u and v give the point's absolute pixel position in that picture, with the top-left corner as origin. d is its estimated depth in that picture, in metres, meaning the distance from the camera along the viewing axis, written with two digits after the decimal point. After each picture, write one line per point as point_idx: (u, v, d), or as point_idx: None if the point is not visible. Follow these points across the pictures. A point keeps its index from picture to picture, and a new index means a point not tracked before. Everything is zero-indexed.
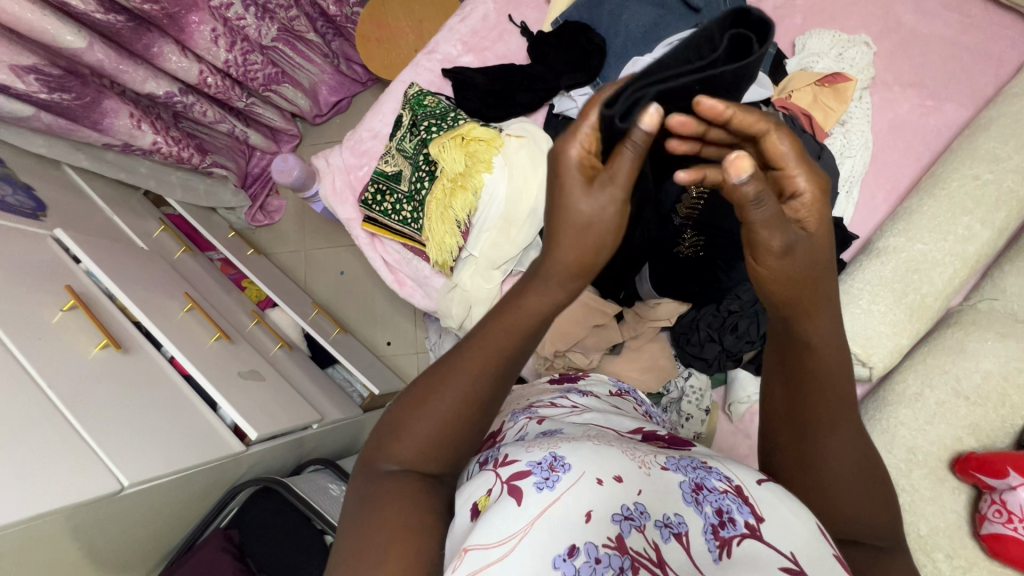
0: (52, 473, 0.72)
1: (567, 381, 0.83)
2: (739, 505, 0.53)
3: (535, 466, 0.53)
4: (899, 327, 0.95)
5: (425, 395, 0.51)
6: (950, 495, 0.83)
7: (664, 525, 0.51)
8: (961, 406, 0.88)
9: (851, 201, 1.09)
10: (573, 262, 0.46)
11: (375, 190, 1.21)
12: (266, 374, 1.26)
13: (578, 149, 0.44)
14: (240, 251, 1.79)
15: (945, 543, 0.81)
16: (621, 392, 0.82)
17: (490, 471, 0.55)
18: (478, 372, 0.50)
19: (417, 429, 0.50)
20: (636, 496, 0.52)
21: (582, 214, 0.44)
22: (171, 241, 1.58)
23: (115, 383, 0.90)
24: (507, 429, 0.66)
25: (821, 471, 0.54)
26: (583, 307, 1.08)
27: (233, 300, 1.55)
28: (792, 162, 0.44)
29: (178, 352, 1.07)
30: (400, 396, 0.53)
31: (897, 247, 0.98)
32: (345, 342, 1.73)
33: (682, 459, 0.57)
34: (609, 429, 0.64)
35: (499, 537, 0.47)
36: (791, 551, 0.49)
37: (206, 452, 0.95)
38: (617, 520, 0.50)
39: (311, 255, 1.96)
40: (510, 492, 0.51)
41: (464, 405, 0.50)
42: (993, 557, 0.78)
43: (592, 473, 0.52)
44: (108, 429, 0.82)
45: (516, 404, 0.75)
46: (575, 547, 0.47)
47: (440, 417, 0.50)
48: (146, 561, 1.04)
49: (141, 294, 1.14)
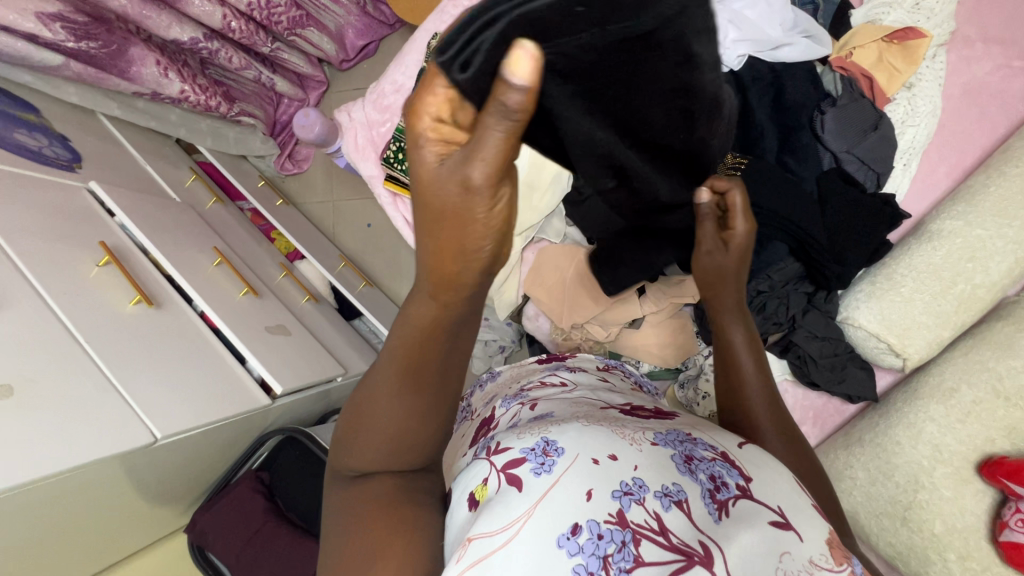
0: (92, 423, 0.78)
1: (553, 360, 0.84)
2: (729, 469, 0.57)
3: (530, 453, 0.56)
4: (944, 318, 0.89)
5: (363, 416, 0.48)
6: (972, 497, 0.80)
7: (664, 496, 0.52)
8: (998, 407, 0.83)
9: (907, 175, 0.99)
10: (438, 265, 0.39)
11: (398, 147, 1.19)
12: (293, 328, 1.31)
13: (428, 117, 0.35)
14: (269, 201, 1.81)
15: (961, 544, 0.79)
16: (609, 366, 0.84)
17: (482, 460, 0.58)
18: (396, 392, 0.46)
19: (366, 446, 0.48)
20: (632, 472, 0.54)
21: (441, 200, 0.36)
22: (203, 191, 1.61)
23: (149, 340, 0.95)
24: (500, 413, 0.71)
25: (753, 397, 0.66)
26: (604, 281, 1.04)
27: (261, 252, 1.59)
28: (738, 214, 0.72)
29: (207, 308, 1.11)
30: (341, 416, 0.51)
31: (953, 230, 0.90)
32: (372, 296, 1.77)
33: (669, 434, 0.60)
34: (597, 406, 0.67)
35: (501, 525, 0.50)
36: (778, 506, 0.55)
37: (235, 406, 1.00)
38: (617, 497, 0.52)
39: (339, 206, 1.96)
40: (508, 480, 0.54)
41: (399, 425, 0.47)
42: (1007, 563, 0.75)
43: (587, 455, 0.54)
44: (142, 385, 0.87)
45: (507, 386, 0.78)
46: (578, 525, 0.50)
47: (378, 439, 0.47)
48: (189, 495, 1.15)
49: (171, 249, 1.17)
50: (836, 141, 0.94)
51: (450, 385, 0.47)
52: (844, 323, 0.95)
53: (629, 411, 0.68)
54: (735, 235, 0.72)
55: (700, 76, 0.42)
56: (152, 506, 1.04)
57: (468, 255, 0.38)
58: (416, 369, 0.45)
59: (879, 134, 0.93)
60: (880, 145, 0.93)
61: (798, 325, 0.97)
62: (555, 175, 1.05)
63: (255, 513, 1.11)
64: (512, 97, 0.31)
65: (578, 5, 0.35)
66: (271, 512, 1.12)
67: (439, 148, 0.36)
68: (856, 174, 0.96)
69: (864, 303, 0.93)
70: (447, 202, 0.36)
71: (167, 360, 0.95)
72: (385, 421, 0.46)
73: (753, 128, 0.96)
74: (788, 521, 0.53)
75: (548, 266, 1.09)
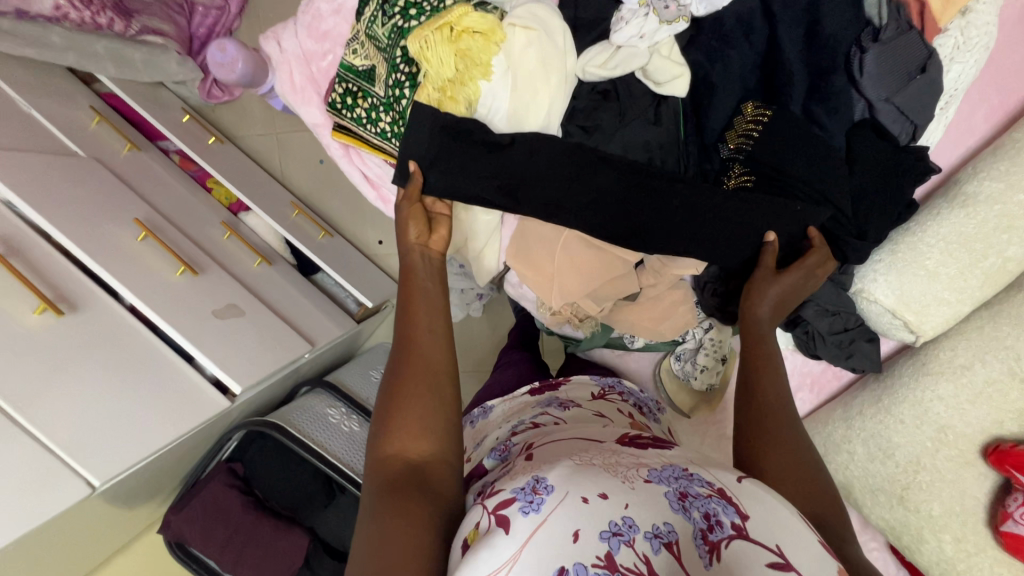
0: (16, 490, 0.73)
1: (546, 390, 0.90)
2: (724, 506, 0.53)
3: (519, 491, 0.52)
4: (966, 293, 0.82)
5: (401, 395, 0.64)
6: (974, 481, 0.81)
7: (654, 536, 0.49)
8: (1013, 389, 0.79)
9: (944, 122, 0.86)
10: (421, 241, 0.77)
11: (342, 91, 0.90)
12: (247, 306, 1.15)
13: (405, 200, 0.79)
14: (198, 140, 1.47)
15: (957, 526, 0.82)
16: (603, 391, 0.90)
17: (477, 505, 0.55)
18: (423, 347, 0.69)
19: (411, 416, 0.63)
20: (622, 510, 0.50)
21: (414, 220, 0.78)
22: (110, 135, 1.31)
23: (63, 360, 0.83)
24: (486, 461, 0.71)
25: (787, 448, 0.64)
26: (600, 256, 0.90)
27: (198, 208, 1.37)
28: (805, 266, 0.78)
29: (138, 300, 0.96)
30: (382, 414, 0.65)
31: (992, 194, 0.80)
32: (334, 247, 1.57)
33: (664, 470, 0.57)
34: (591, 441, 0.64)
35: (487, 570, 0.47)
36: (777, 545, 0.50)
37: (189, 417, 0.93)
38: (605, 538, 0.48)
39: (283, 139, 1.68)
40: (498, 522, 0.50)
41: (431, 378, 0.66)
42: (1003, 548, 0.78)
43: (576, 492, 0.51)
44: (62, 422, 0.80)
45: (497, 426, 0.82)
46: (565, 568, 0.46)
47: (419, 405, 0.64)
48: (158, 492, 1.07)
49: (79, 231, 0.98)
50: (875, 87, 0.79)
51: (433, 350, 0.68)
52: (857, 296, 0.87)
53: (626, 442, 0.65)
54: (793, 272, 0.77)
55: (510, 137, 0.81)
56: (121, 509, 0.99)
57: (415, 253, 0.76)
58: (426, 326, 0.70)
59: (925, 79, 0.78)
60: (924, 92, 0.79)
61: (807, 299, 0.87)
62: (542, 125, 0.82)
63: (233, 507, 1.06)
64: (416, 179, 0.79)
65: (417, 131, 0.80)
66: (250, 505, 1.08)
67: (408, 202, 0.79)
68: (890, 126, 0.82)
69: (883, 275, 0.84)
70: (404, 232, 0.78)
71: (96, 384, 0.85)
72: (396, 391, 0.65)
73: (779, 71, 0.81)
74: (788, 561, 0.49)
75: (532, 238, 0.92)
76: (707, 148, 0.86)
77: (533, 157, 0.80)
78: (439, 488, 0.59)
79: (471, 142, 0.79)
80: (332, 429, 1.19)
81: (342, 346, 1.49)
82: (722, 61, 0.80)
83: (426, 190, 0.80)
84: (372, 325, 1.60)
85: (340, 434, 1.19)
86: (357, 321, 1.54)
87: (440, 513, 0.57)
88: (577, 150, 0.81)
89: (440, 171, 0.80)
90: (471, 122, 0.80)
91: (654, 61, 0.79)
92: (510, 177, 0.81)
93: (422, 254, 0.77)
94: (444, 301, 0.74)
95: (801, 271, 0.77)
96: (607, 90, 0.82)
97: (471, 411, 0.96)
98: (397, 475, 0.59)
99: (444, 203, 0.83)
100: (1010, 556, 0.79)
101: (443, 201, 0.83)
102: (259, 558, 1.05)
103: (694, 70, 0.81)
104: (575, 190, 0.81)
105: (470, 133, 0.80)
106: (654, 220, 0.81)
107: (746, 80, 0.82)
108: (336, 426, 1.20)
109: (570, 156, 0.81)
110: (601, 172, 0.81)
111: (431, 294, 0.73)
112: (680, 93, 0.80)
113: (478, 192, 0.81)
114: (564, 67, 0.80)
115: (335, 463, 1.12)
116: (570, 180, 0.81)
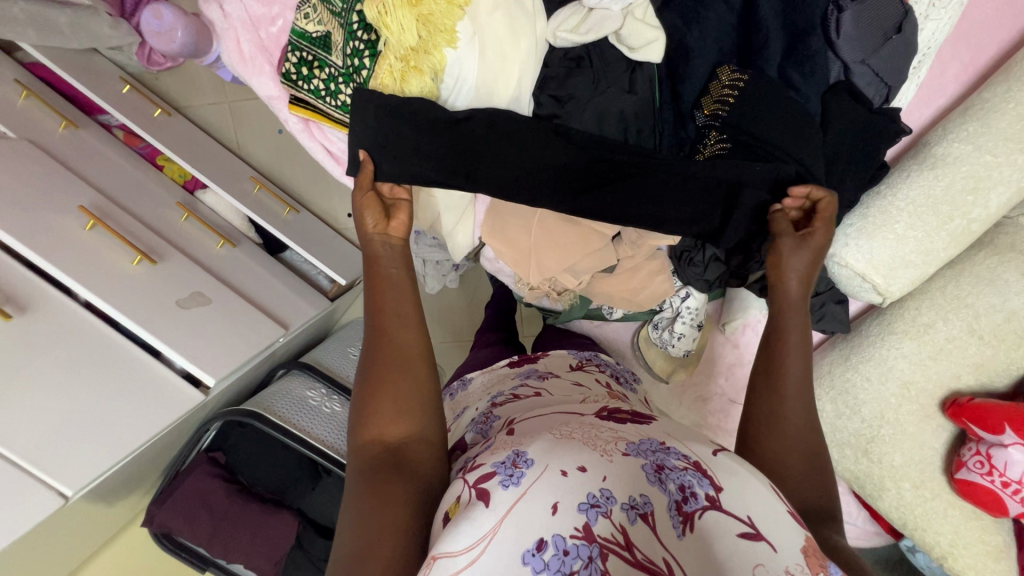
0: None
1: (525, 364, 0.90)
2: (699, 478, 0.51)
3: (500, 465, 0.52)
4: (932, 254, 0.84)
5: (374, 383, 0.63)
6: (933, 432, 0.87)
7: (630, 507, 0.47)
8: (971, 345, 0.84)
9: (917, 83, 0.86)
10: (379, 223, 0.72)
11: (297, 60, 0.81)
12: (214, 293, 1.11)
13: (360, 190, 0.75)
14: (143, 113, 1.36)
15: (916, 475, 0.88)
16: (582, 363, 0.90)
17: (460, 479, 0.54)
18: (393, 331, 0.65)
19: (385, 402, 0.61)
20: (601, 483, 0.49)
21: (370, 204, 0.73)
22: (42, 113, 1.18)
23: (15, 368, 0.80)
24: (468, 434, 0.70)
25: (783, 432, 0.64)
26: (576, 230, 0.89)
27: (151, 188, 1.29)
28: (824, 220, 0.73)
29: (93, 295, 0.92)
30: (357, 404, 0.63)
31: (960, 155, 0.81)
32: (301, 223, 1.51)
33: (641, 443, 0.55)
34: (573, 412, 0.63)
35: (467, 543, 0.46)
36: (748, 515, 0.48)
37: (165, 414, 0.91)
38: (583, 509, 0.47)
39: (236, 108, 1.56)
40: (477, 496, 0.49)
41: (403, 362, 0.64)
42: (955, 492, 0.85)
43: (557, 465, 0.50)
44: (21, 433, 0.77)
45: (477, 398, 0.82)
46: (543, 539, 0.45)
47: (393, 390, 0.62)
48: (138, 485, 1.06)
49: (19, 224, 0.91)
50: (850, 49, 0.77)
51: (404, 336, 0.65)
52: (829, 260, 0.87)
53: (605, 415, 0.62)
54: (815, 231, 0.73)
55: (467, 116, 0.77)
56: (100, 508, 0.96)
57: (375, 242, 0.71)
58: (394, 309, 0.67)
59: (899, 40, 0.76)
60: (899, 53, 0.77)
61: None
62: (512, 95, 0.79)
63: (217, 496, 1.07)
64: (367, 168, 0.77)
65: (367, 108, 0.76)
66: (235, 492, 1.09)
67: (364, 189, 0.75)
68: (865, 89, 0.81)
69: (855, 239, 0.85)
70: (361, 222, 0.72)
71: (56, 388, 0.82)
72: (370, 381, 0.63)
73: (755, 33, 0.78)
74: (759, 531, 0.47)
75: (508, 215, 0.90)
76: (683, 115, 0.83)
77: (491, 130, 0.77)
78: (420, 470, 0.58)
79: (425, 121, 0.75)
80: (314, 412, 1.18)
81: (318, 325, 1.47)
82: (698, 23, 0.77)
83: (378, 177, 0.78)
84: (346, 302, 1.56)
85: (320, 415, 1.18)
86: (330, 298, 1.50)
87: (422, 493, 0.57)
88: (543, 126, 0.78)
89: (389, 158, 0.77)
90: (420, 103, 0.75)
91: (628, 25, 0.75)
92: (461, 156, 0.78)
93: (383, 242, 0.71)
94: (413, 283, 0.70)
95: (823, 228, 0.73)
96: (580, 56, 0.78)
97: (450, 385, 0.96)
98: (377, 461, 0.59)
99: (402, 188, 0.77)
100: (960, 498, 0.86)
101: (401, 185, 0.78)
102: (250, 543, 1.05)
103: (669, 34, 0.78)
104: (537, 159, 0.78)
105: (411, 115, 0.75)
106: (622, 191, 0.78)
107: (723, 42, 0.79)
108: (318, 409, 1.19)
109: (534, 132, 0.77)
110: (568, 148, 0.78)
111: (397, 280, 0.69)
112: (656, 58, 0.77)
113: (432, 172, 0.78)
114: (534, 31, 0.76)
115: (315, 445, 1.10)
116: (534, 156, 0.78)
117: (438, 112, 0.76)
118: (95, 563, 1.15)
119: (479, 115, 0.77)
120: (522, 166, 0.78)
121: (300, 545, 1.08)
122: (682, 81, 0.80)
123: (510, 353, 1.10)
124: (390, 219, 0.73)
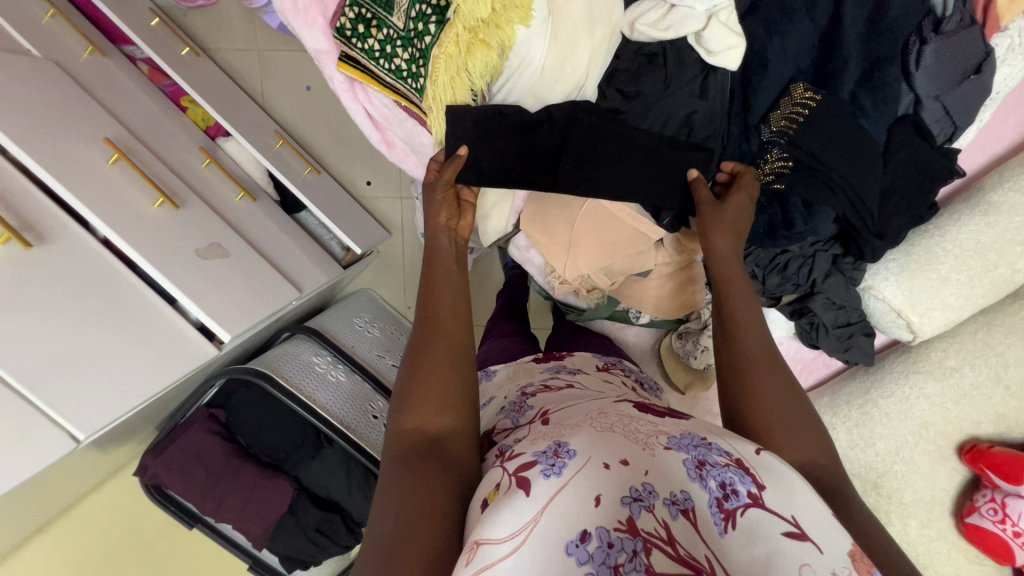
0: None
1: (550, 360, 0.88)
2: (742, 475, 0.49)
3: (540, 455, 0.50)
4: (971, 300, 0.84)
5: (420, 372, 0.62)
6: (946, 474, 0.89)
7: (671, 503, 0.46)
8: (996, 393, 0.85)
9: (979, 126, 0.85)
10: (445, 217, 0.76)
11: (357, 17, 0.77)
12: (232, 248, 1.07)
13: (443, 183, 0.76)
14: (172, 50, 1.30)
15: (924, 513, 0.90)
16: (608, 366, 0.89)
17: (497, 466, 0.53)
18: (445, 326, 0.66)
19: (431, 390, 0.60)
20: (642, 477, 0.47)
21: (443, 201, 0.76)
22: (69, 35, 1.12)
23: (30, 302, 0.76)
24: (501, 420, 0.69)
25: (761, 387, 0.61)
26: (620, 228, 0.86)
27: (173, 129, 1.23)
28: (743, 184, 0.74)
29: (111, 232, 0.87)
30: (398, 391, 0.62)
31: (1015, 206, 0.81)
32: (320, 185, 1.46)
33: (682, 437, 0.53)
34: (607, 404, 0.62)
35: (508, 532, 0.44)
36: (793, 515, 0.47)
37: (175, 366, 0.89)
38: (626, 502, 0.45)
39: (266, 58, 1.51)
40: (518, 484, 0.48)
41: (451, 354, 0.63)
42: (962, 534, 0.87)
43: (598, 457, 0.49)
44: (35, 368, 0.74)
45: (504, 387, 0.81)
46: (587, 531, 0.43)
47: (438, 379, 0.61)
48: (135, 433, 1.04)
49: (41, 148, 0.86)
50: (927, 83, 0.76)
51: (454, 329, 0.66)
52: (866, 292, 0.87)
53: (641, 407, 0.61)
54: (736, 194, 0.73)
55: (550, 111, 0.77)
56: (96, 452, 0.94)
57: (441, 234, 0.75)
58: (446, 307, 0.68)
59: (976, 81, 0.76)
60: (972, 94, 0.77)
61: (818, 291, 0.86)
62: (576, 85, 0.77)
63: (215, 454, 1.06)
64: (460, 160, 0.75)
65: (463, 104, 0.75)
66: (234, 452, 1.08)
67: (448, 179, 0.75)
68: (931, 126, 0.80)
69: (895, 274, 0.85)
70: (433, 214, 0.76)
71: (71, 327, 0.78)
72: (417, 368, 0.62)
73: (835, 53, 0.76)
74: (804, 531, 0.46)
75: (551, 205, 0.88)
76: (749, 128, 0.80)
77: (568, 130, 0.77)
78: (461, 460, 0.57)
79: (509, 122, 0.76)
80: (318, 379, 1.15)
81: (325, 292, 1.45)
82: (781, 35, 0.76)
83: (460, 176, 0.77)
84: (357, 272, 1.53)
85: (326, 382, 1.16)
86: (342, 266, 1.48)
87: (462, 478, 0.55)
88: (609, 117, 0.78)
89: (489, 155, 0.77)
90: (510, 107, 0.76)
91: (711, 28, 0.73)
92: (547, 155, 0.78)
93: (449, 237, 0.75)
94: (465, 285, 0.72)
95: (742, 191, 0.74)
96: (654, 53, 0.77)
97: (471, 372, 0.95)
98: (416, 448, 0.57)
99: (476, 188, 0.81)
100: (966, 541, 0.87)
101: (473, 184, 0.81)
102: (243, 505, 1.04)
103: (749, 43, 0.77)
104: (623, 154, 0.78)
105: (504, 114, 0.76)
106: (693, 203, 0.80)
107: (800, 58, 0.78)
108: (324, 376, 1.17)
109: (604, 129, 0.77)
110: (634, 156, 0.78)
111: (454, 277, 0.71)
112: (732, 66, 0.75)
113: (516, 176, 0.79)
114: (611, 19, 0.74)
115: (319, 412, 1.08)
116: (624, 161, 0.78)
117: (532, 117, 0.77)
118: (79, 508, 1.13)
119: (561, 111, 0.77)
120: (604, 178, 0.80)
121: (293, 513, 1.07)
122: (753, 90, 0.78)
123: (529, 346, 1.08)
124: (460, 217, 0.78)
